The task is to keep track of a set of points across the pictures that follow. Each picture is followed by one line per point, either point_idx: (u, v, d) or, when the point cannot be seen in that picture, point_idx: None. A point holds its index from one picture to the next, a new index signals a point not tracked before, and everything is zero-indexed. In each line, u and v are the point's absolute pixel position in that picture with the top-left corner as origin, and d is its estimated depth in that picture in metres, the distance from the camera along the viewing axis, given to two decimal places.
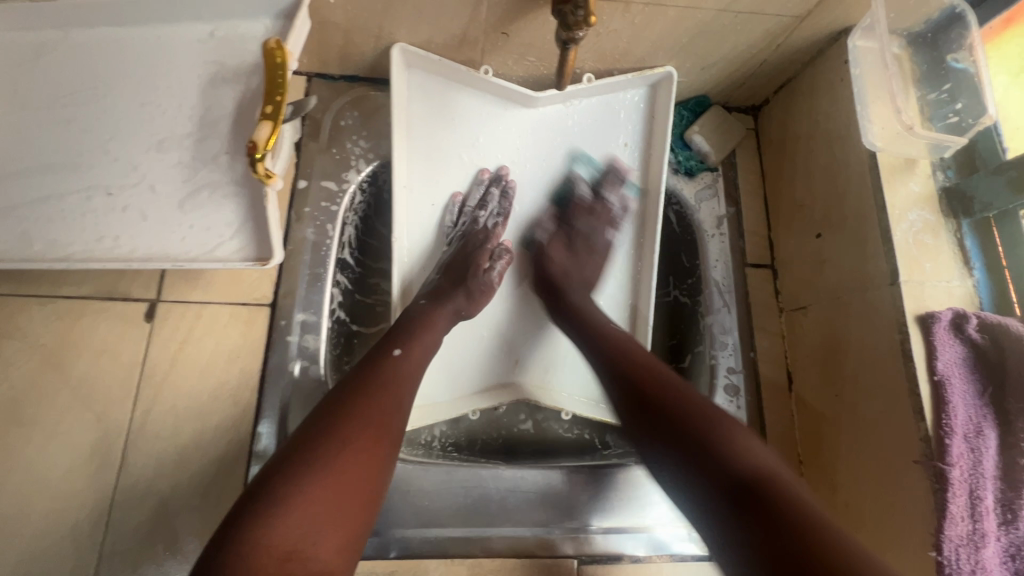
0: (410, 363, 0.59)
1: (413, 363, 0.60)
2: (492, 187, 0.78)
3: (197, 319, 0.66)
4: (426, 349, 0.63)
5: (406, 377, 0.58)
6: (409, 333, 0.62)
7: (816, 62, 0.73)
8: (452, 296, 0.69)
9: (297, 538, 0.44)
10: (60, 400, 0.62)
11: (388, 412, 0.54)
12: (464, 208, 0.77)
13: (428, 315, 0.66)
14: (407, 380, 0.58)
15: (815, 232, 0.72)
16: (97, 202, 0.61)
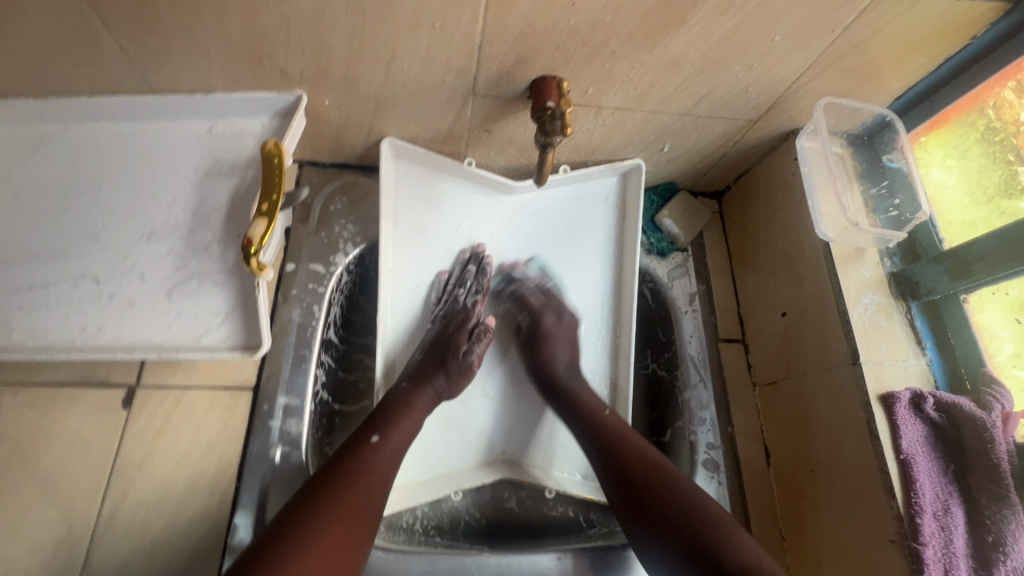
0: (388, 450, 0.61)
1: (390, 452, 0.61)
2: (470, 265, 0.81)
3: (176, 405, 0.65)
4: (405, 437, 0.63)
5: (382, 465, 0.59)
6: (385, 421, 0.63)
7: (769, 157, 0.81)
8: (432, 379, 0.70)
9: None
10: (24, 496, 0.59)
11: (361, 502, 0.55)
12: (446, 284, 0.81)
13: (407, 398, 0.67)
14: (385, 467, 0.59)
15: (780, 310, 0.77)
16: (83, 290, 0.61)
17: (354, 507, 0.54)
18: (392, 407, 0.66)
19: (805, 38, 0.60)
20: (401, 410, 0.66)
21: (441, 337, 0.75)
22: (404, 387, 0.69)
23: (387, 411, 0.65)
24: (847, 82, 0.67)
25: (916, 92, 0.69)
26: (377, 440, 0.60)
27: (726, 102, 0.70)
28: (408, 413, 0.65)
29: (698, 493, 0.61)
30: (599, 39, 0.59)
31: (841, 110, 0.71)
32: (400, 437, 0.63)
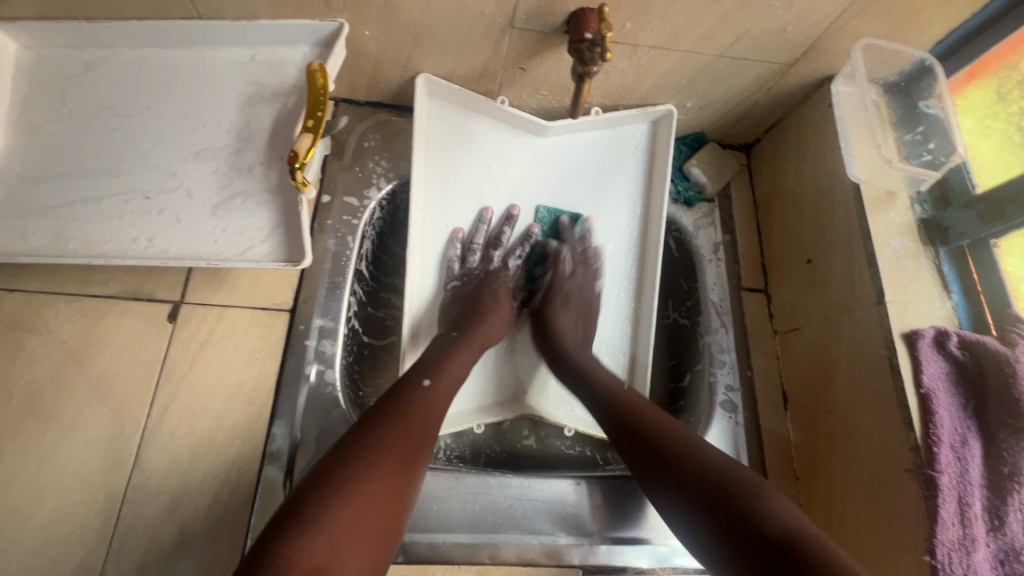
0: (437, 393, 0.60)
1: (441, 394, 0.60)
2: (504, 226, 0.83)
3: (218, 322, 0.68)
4: (453, 379, 0.63)
5: (433, 406, 0.58)
6: (436, 364, 0.63)
7: (803, 105, 0.80)
8: (479, 329, 0.72)
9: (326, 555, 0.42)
10: (79, 396, 0.63)
11: (417, 439, 0.54)
12: (473, 245, 0.82)
13: (460, 344, 0.69)
14: (438, 406, 0.59)
15: (806, 257, 0.77)
16: (134, 205, 0.64)
17: (410, 445, 0.52)
18: (437, 354, 0.66)
19: None
20: (449, 352, 0.67)
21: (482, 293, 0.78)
22: (454, 336, 0.71)
23: (435, 358, 0.65)
24: (888, 23, 0.66)
25: (957, 37, 0.69)
26: (429, 382, 0.60)
27: (763, 44, 0.70)
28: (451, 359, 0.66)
29: (719, 454, 0.56)
30: None
31: (880, 53, 0.70)
32: (449, 381, 0.62)
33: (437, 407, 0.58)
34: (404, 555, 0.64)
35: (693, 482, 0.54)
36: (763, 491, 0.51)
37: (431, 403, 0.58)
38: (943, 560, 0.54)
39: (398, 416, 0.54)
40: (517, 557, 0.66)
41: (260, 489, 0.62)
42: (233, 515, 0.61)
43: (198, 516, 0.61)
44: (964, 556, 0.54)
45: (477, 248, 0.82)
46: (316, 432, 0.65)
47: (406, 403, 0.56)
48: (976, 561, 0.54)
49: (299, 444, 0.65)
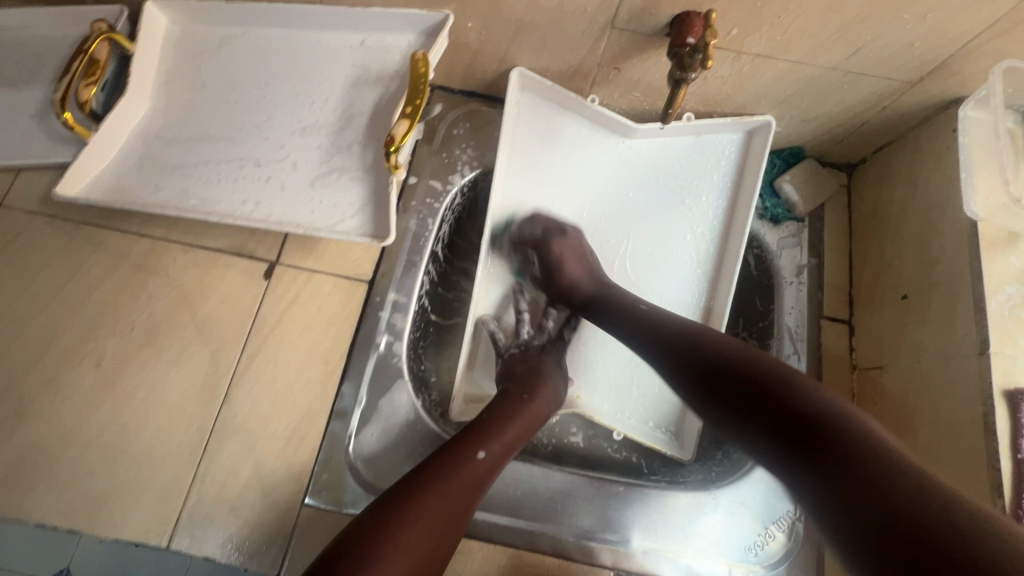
0: (473, 484, 0.55)
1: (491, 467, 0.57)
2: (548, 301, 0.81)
3: (305, 284, 0.75)
4: (505, 450, 0.60)
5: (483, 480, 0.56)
6: (487, 435, 0.59)
7: (921, 128, 0.74)
8: (542, 393, 0.68)
9: None
10: (186, 333, 0.71)
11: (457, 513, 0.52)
12: (518, 316, 0.80)
13: (530, 407, 0.66)
14: (472, 490, 0.54)
15: (901, 292, 0.72)
16: (247, 171, 0.71)
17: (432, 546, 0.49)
18: (498, 411, 0.64)
19: None
20: (511, 411, 0.64)
21: (541, 357, 0.75)
22: (525, 399, 0.67)
23: (489, 421, 0.62)
24: None
25: None
26: (481, 457, 0.57)
27: (885, 59, 0.65)
28: (511, 426, 0.62)
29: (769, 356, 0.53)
30: None
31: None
32: (501, 448, 0.60)
33: (469, 498, 0.54)
34: None
35: (720, 372, 0.54)
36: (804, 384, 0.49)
37: (471, 496, 0.54)
38: None
39: (430, 506, 0.50)
40: (553, 547, 0.67)
41: (326, 441, 0.68)
42: (302, 460, 0.67)
43: (272, 457, 0.67)
44: None
45: (524, 319, 0.79)
46: (381, 398, 0.71)
47: (443, 488, 0.52)
48: None
49: (365, 405, 0.71)
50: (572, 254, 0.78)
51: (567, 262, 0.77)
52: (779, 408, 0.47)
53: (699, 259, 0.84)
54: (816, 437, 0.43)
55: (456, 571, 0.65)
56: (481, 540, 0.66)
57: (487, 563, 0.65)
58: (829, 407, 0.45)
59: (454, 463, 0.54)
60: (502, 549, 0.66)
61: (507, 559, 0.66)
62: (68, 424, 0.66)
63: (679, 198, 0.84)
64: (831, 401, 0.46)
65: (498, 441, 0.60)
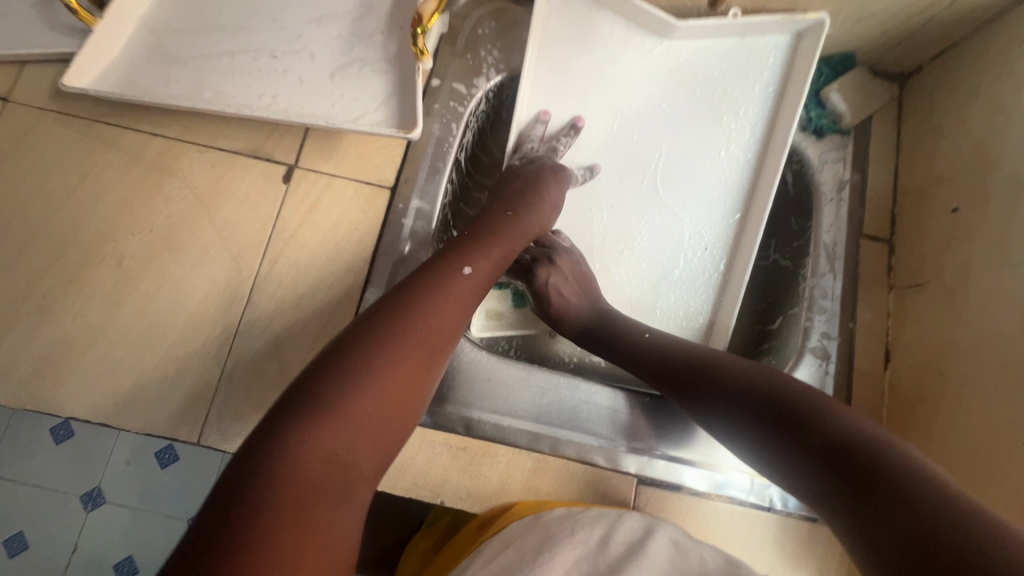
0: (463, 294, 0.54)
1: (475, 283, 0.56)
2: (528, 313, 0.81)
3: (325, 189, 0.72)
4: (493, 268, 0.59)
5: (466, 296, 0.55)
6: (475, 251, 0.59)
7: (991, 26, 0.68)
8: (531, 215, 0.68)
9: (350, 440, 0.42)
10: (205, 236, 0.69)
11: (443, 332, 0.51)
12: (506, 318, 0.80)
13: (514, 219, 0.67)
14: (464, 297, 0.54)
15: (951, 206, 0.68)
16: (262, 62, 0.66)
17: (418, 359, 0.48)
18: (491, 224, 0.65)
19: None
20: (500, 224, 0.65)
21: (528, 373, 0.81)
22: (509, 216, 0.66)
23: (472, 241, 0.61)
24: None
25: None
26: (469, 272, 0.56)
27: None
28: (495, 244, 0.62)
29: (778, 375, 0.54)
30: None
31: None
32: (489, 267, 0.59)
33: (461, 307, 0.54)
34: (469, 427, 0.66)
35: (738, 396, 0.55)
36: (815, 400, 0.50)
37: (461, 297, 0.54)
38: None
39: (416, 317, 0.49)
40: (577, 454, 0.67)
41: None
42: None
43: (298, 360, 0.67)
44: None
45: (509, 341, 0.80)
46: None
47: (432, 293, 0.52)
48: None
49: None
50: (562, 282, 0.72)
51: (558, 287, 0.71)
52: (794, 429, 0.48)
53: (735, 178, 0.79)
54: (841, 458, 0.44)
55: (482, 472, 0.65)
56: (507, 444, 0.66)
57: (514, 465, 0.66)
58: (858, 432, 0.45)
59: (441, 272, 0.54)
60: (528, 454, 0.66)
61: (532, 464, 0.66)
62: (93, 322, 0.66)
63: (717, 108, 0.79)
64: (842, 420, 0.47)
65: (483, 259, 0.59)
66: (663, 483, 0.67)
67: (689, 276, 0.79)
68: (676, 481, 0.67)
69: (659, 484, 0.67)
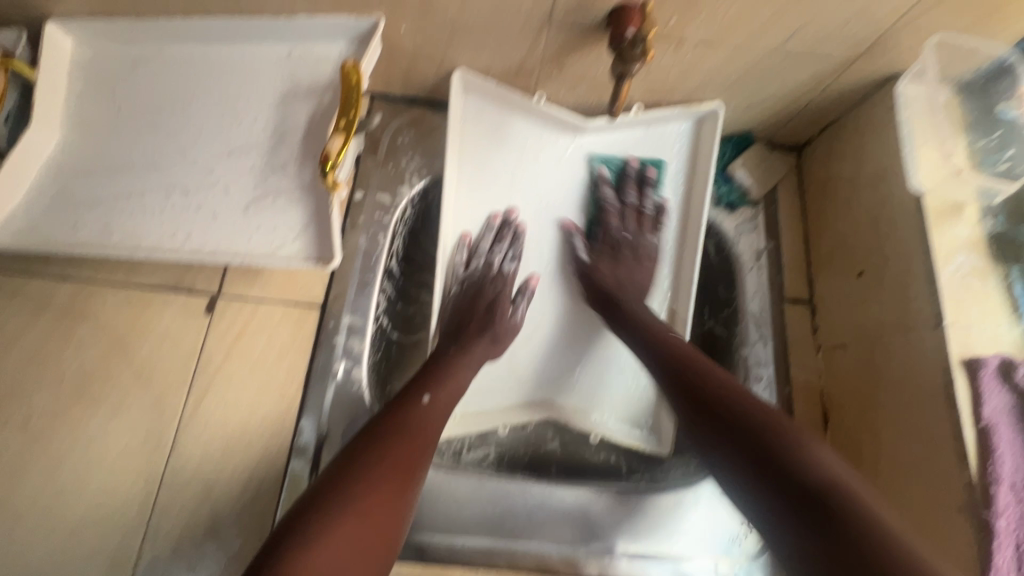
0: (429, 420, 0.59)
1: (439, 410, 0.60)
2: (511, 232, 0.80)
3: (251, 316, 0.70)
4: (452, 397, 0.64)
5: (432, 422, 0.59)
6: (435, 380, 0.65)
7: (861, 106, 0.74)
8: (481, 342, 0.72)
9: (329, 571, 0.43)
10: (123, 381, 0.66)
11: (412, 450, 0.54)
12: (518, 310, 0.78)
13: (459, 354, 0.70)
14: (427, 427, 0.58)
15: (856, 270, 0.72)
16: (174, 200, 0.66)
17: (391, 483, 0.51)
18: (440, 363, 0.67)
19: None
20: (453, 364, 0.68)
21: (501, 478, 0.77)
22: (454, 351, 0.70)
23: (435, 370, 0.66)
24: (964, 18, 0.60)
25: None
26: (429, 398, 0.61)
27: (819, 40, 0.65)
28: (450, 376, 0.66)
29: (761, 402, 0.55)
30: None
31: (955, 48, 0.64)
32: (448, 397, 0.63)
33: (428, 432, 0.57)
34: (419, 554, 0.63)
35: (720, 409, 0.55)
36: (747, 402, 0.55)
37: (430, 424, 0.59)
38: None
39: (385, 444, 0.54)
40: (535, 564, 0.65)
41: (286, 482, 0.64)
42: (263, 503, 0.63)
43: (229, 506, 0.63)
44: None
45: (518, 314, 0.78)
46: (342, 428, 0.67)
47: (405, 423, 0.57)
48: None
49: (326, 438, 0.66)
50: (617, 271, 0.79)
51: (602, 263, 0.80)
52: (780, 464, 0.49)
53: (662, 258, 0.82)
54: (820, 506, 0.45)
55: None
56: (462, 565, 0.64)
57: None
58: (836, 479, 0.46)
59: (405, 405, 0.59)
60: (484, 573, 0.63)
61: None
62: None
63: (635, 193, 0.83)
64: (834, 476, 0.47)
65: (444, 386, 0.64)
66: None
67: (631, 357, 0.81)
68: None
69: None
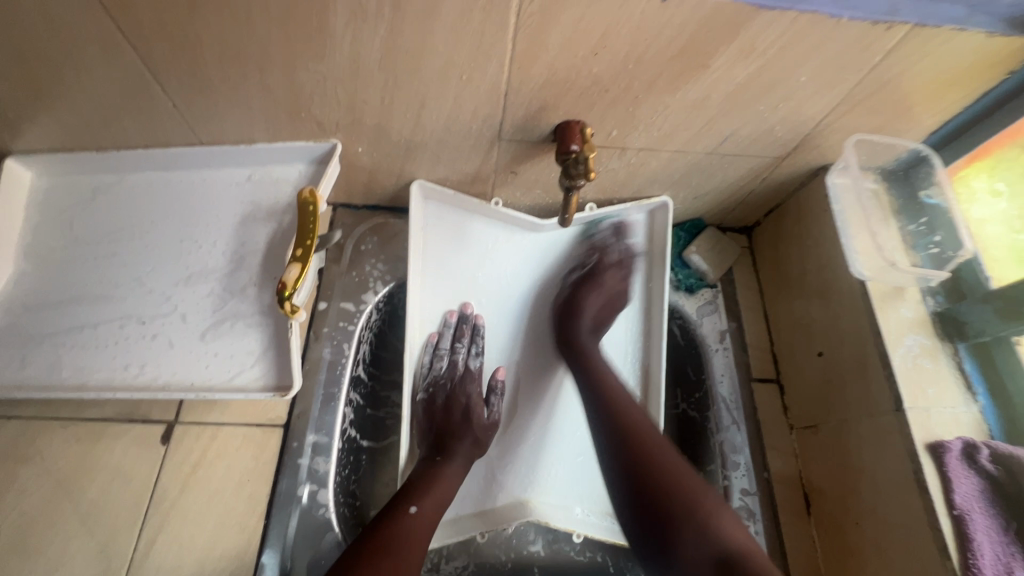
0: (418, 532, 0.62)
1: (425, 523, 0.63)
2: (461, 326, 0.80)
3: (210, 442, 0.67)
4: (439, 504, 0.66)
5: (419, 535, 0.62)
6: (421, 488, 0.66)
7: (799, 194, 0.79)
8: (460, 449, 0.72)
9: None
10: (67, 527, 0.61)
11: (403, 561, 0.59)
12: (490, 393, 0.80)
13: (441, 465, 0.69)
14: (416, 540, 0.62)
15: (816, 349, 0.74)
16: (129, 330, 0.65)
17: None
18: (418, 479, 0.68)
19: (832, 78, 0.59)
20: (434, 474, 0.68)
21: None
22: (438, 462, 0.70)
23: (420, 481, 0.67)
24: (877, 119, 0.65)
25: (952, 127, 0.67)
26: (415, 512, 0.63)
27: (751, 141, 0.70)
28: (439, 480, 0.68)
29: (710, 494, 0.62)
30: (621, 85, 0.60)
31: (873, 145, 0.69)
32: (434, 505, 0.65)
33: (419, 541, 0.62)
34: None
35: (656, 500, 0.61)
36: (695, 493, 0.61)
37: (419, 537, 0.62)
38: None
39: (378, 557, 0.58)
40: None
41: None
42: None
43: None
44: None
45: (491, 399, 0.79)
46: (308, 561, 0.63)
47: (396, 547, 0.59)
48: None
49: (291, 571, 0.63)
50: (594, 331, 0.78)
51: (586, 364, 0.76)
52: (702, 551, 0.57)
53: (626, 347, 0.84)
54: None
55: None
56: None
57: None
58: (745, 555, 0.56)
59: (393, 528, 0.61)
60: None
61: None
62: None
63: None
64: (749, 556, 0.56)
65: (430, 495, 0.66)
66: None
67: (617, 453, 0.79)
68: None
69: None
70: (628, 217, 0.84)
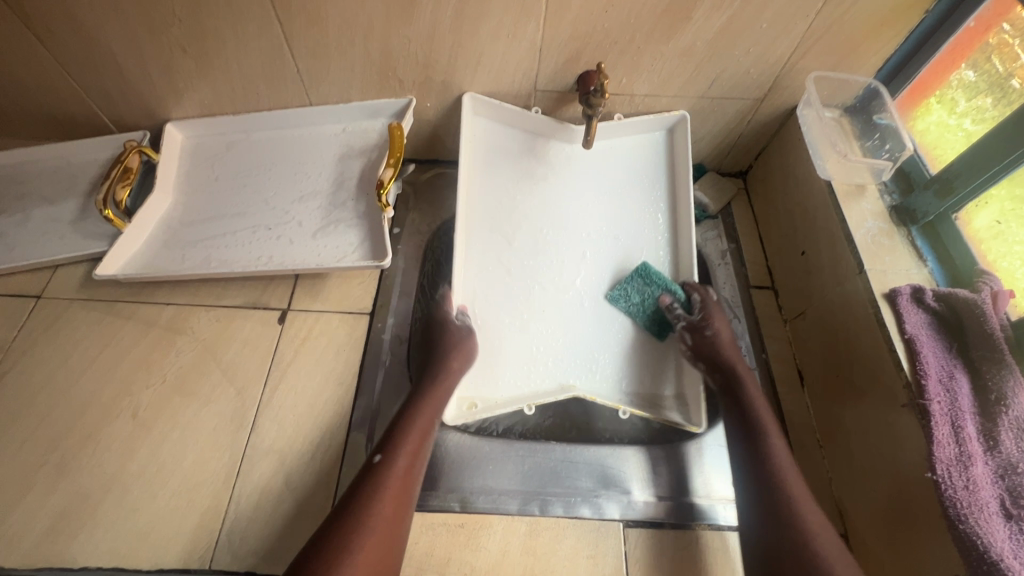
0: (404, 465, 0.65)
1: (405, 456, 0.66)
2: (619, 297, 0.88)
3: (315, 323, 0.86)
4: (409, 446, 0.67)
5: (406, 468, 0.65)
6: (395, 436, 0.68)
7: (779, 133, 0.97)
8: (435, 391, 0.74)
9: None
10: (212, 377, 0.80)
11: (399, 492, 0.63)
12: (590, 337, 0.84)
13: (418, 405, 0.72)
14: (403, 469, 0.65)
15: (801, 250, 0.89)
16: (260, 234, 0.87)
17: (385, 516, 0.60)
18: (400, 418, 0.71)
19: (789, 24, 0.78)
20: (415, 411, 0.71)
21: None
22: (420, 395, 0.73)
23: (399, 423, 0.70)
24: (831, 59, 0.84)
25: (892, 65, 0.85)
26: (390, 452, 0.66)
27: (734, 84, 0.88)
28: (416, 418, 0.70)
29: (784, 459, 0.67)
30: (626, 38, 0.81)
31: (831, 82, 0.88)
32: (410, 445, 0.67)
33: (408, 474, 0.65)
34: (463, 502, 0.74)
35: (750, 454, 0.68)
36: (810, 518, 0.62)
37: (391, 500, 0.62)
38: (943, 475, 0.59)
39: (375, 486, 0.62)
40: (566, 513, 0.74)
41: (348, 450, 0.76)
42: (328, 468, 0.75)
43: (302, 472, 0.74)
44: (963, 470, 0.59)
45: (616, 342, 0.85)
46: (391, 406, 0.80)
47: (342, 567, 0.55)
48: (976, 474, 0.59)
49: (379, 414, 0.79)
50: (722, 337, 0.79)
51: (724, 349, 0.78)
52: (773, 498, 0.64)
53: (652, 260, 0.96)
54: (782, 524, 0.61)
55: (481, 545, 0.71)
56: (500, 514, 0.73)
57: (512, 530, 0.73)
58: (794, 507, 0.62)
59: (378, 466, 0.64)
60: (521, 519, 0.73)
61: (526, 528, 0.73)
62: (109, 471, 0.73)
63: (630, 196, 0.96)
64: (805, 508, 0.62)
65: (394, 474, 0.64)
66: (646, 524, 0.74)
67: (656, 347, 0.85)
68: (656, 517, 0.74)
69: (643, 525, 0.73)
70: (661, 127, 0.97)
